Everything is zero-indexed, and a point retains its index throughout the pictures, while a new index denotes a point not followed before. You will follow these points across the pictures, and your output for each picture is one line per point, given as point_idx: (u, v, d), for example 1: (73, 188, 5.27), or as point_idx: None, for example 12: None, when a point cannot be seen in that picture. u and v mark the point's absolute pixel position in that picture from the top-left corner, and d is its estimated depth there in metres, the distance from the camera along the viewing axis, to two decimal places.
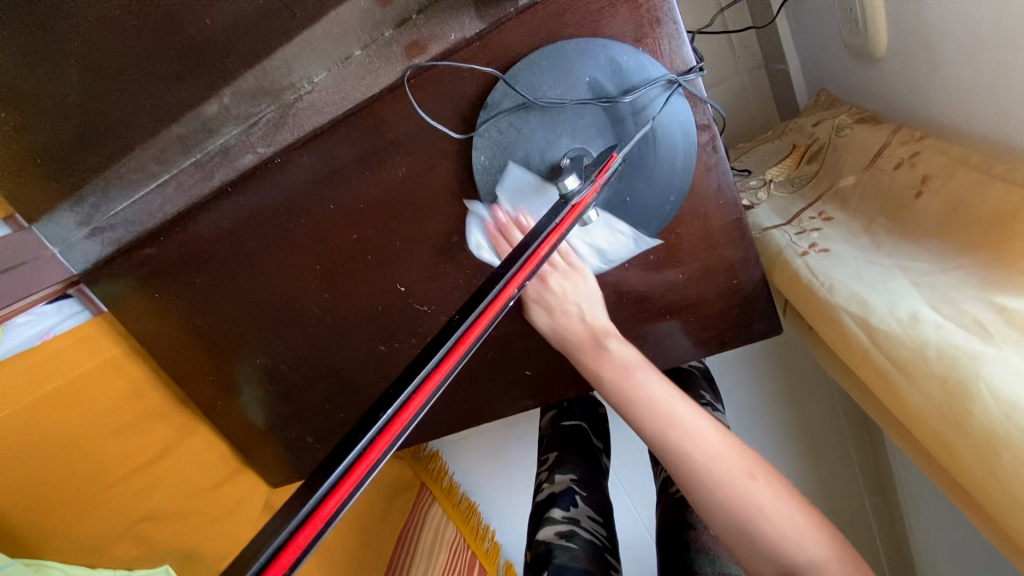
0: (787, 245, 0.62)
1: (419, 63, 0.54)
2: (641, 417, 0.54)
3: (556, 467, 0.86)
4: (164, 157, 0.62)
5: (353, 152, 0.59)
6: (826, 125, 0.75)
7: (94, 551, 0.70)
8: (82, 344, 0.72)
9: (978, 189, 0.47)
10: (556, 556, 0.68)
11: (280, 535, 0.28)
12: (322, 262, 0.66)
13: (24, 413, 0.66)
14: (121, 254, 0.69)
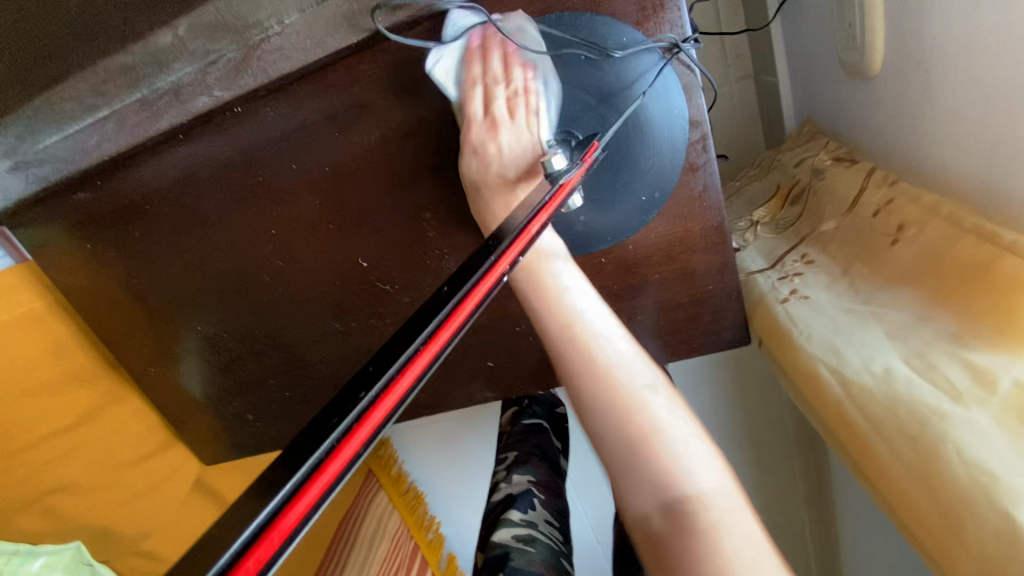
0: (770, 290, 0.65)
1: (404, 16, 0.50)
2: (548, 319, 0.47)
3: (515, 468, 0.84)
4: (103, 89, 0.55)
5: (323, 110, 0.54)
6: (807, 165, 0.77)
7: None
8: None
9: (951, 241, 0.50)
10: (513, 560, 0.65)
11: (224, 558, 0.22)
12: (278, 226, 0.61)
13: None
14: (49, 194, 0.62)
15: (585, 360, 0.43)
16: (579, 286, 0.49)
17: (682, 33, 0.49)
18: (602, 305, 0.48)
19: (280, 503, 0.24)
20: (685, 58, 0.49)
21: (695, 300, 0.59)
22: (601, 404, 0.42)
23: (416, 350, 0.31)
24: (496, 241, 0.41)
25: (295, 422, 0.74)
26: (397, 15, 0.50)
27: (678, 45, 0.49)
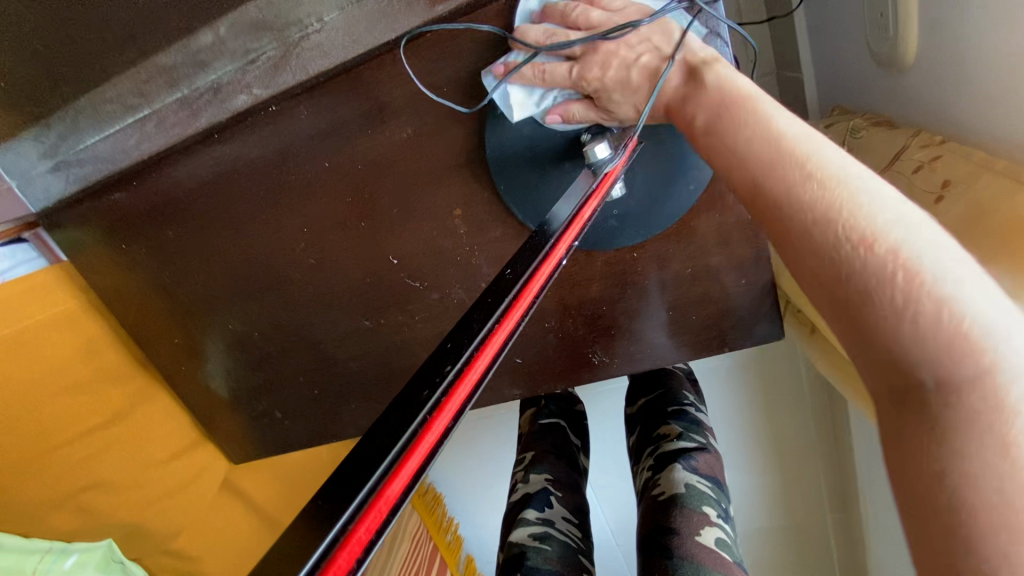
0: None
1: (441, 12, 0.49)
2: (733, 133, 0.41)
3: (531, 466, 0.83)
4: (146, 89, 0.56)
5: (355, 109, 0.55)
6: (839, 127, 0.73)
7: (30, 520, 0.65)
8: (32, 296, 0.67)
9: (1004, 196, 0.47)
10: (530, 559, 0.66)
11: (336, 527, 0.23)
12: (310, 224, 0.62)
13: None
14: (81, 194, 0.62)
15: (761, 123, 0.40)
16: (780, 118, 0.40)
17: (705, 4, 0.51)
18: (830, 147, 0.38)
19: (382, 474, 0.25)
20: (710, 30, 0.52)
21: (727, 293, 0.59)
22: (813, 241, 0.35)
23: (492, 328, 0.31)
24: (551, 224, 0.41)
25: (324, 420, 0.75)
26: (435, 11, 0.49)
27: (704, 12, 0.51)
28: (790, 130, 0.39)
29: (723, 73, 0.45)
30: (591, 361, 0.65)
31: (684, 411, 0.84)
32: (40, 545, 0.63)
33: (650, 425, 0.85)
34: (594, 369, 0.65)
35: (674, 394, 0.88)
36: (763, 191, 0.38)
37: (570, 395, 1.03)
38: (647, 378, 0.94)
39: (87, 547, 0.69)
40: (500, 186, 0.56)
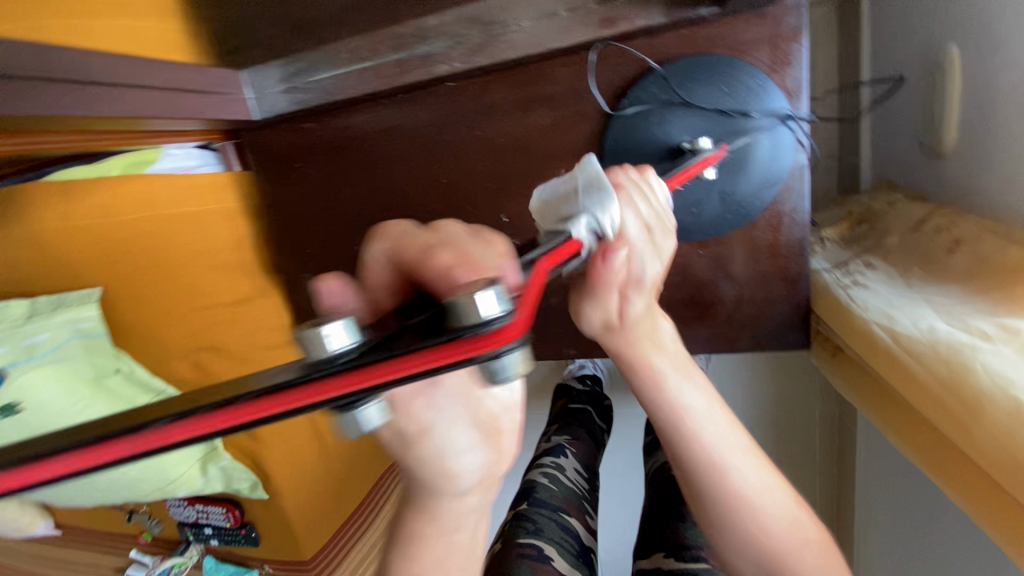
0: (832, 280, 0.73)
1: (606, 34, 0.63)
2: (685, 455, 0.53)
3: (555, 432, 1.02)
4: (374, 47, 0.70)
5: (514, 94, 0.71)
6: (881, 201, 0.85)
7: (158, 357, 0.85)
8: (204, 190, 0.87)
9: (999, 249, 0.58)
10: (539, 490, 0.84)
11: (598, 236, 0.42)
12: (447, 176, 0.79)
13: (150, 226, 0.81)
14: (281, 120, 0.82)
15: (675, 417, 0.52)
16: (713, 429, 0.53)
17: (799, 107, 0.64)
18: (743, 449, 0.53)
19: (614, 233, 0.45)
20: (797, 124, 0.65)
21: (771, 303, 0.72)
22: (751, 553, 0.51)
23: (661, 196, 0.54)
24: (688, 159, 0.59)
25: None
26: (601, 33, 0.62)
27: (796, 113, 0.64)
28: (725, 454, 0.52)
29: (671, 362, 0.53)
30: None
31: None
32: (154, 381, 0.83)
33: None
34: None
35: None
36: (709, 509, 0.52)
37: (598, 393, 1.18)
38: None
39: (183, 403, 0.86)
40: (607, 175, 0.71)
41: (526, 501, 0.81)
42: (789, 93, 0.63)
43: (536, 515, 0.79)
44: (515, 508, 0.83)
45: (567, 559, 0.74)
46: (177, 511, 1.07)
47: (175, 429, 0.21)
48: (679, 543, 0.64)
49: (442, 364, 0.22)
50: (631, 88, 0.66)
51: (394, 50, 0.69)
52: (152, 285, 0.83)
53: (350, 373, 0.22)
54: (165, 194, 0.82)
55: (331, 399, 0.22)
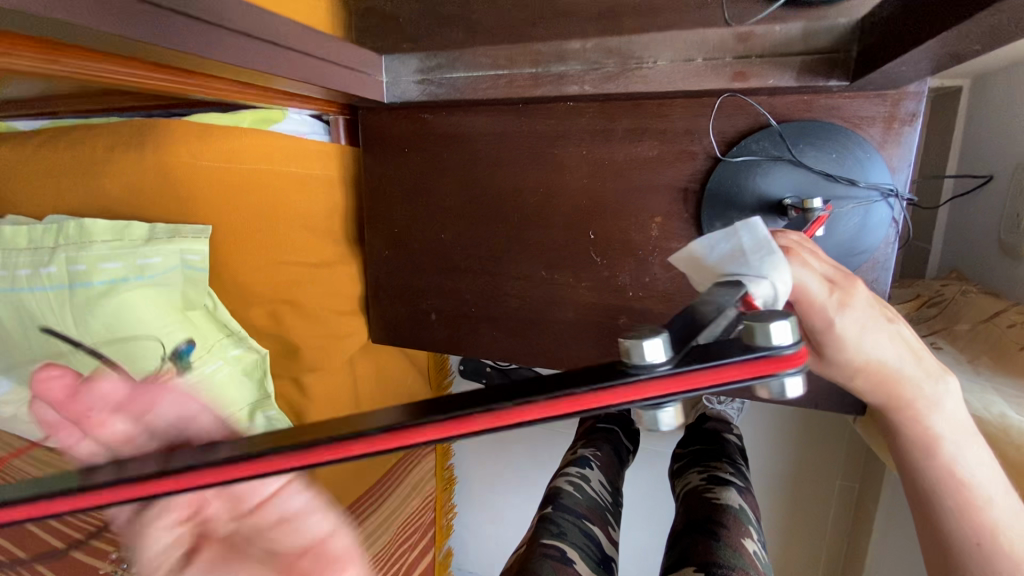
0: None
1: (737, 87, 0.67)
2: (906, 424, 0.53)
3: (582, 448, 1.08)
4: (511, 59, 0.76)
5: (629, 124, 0.76)
6: (953, 287, 0.87)
7: (240, 300, 0.90)
8: (315, 155, 0.93)
9: None
10: (564, 496, 0.90)
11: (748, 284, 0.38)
12: (546, 186, 0.84)
13: (260, 180, 0.86)
14: (401, 107, 0.87)
15: (926, 441, 0.52)
16: (944, 402, 0.52)
17: (900, 185, 0.68)
18: (967, 424, 0.53)
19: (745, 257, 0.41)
20: (896, 201, 0.68)
21: None
22: (959, 524, 0.51)
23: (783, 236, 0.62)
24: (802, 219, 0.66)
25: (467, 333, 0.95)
26: (733, 86, 0.67)
27: (897, 190, 0.67)
28: (946, 429, 0.52)
29: (903, 341, 0.52)
30: None
31: (733, 464, 0.91)
32: (228, 321, 0.87)
33: (703, 459, 0.95)
34: None
35: (727, 451, 0.97)
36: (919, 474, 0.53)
37: (625, 417, 1.24)
38: (701, 432, 1.06)
39: (251, 348, 0.90)
40: (703, 216, 0.74)
41: (550, 506, 0.88)
42: (894, 170, 0.67)
43: (560, 519, 0.85)
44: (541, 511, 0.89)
45: (588, 565, 0.80)
46: None
47: (533, 409, 0.29)
48: (711, 561, 0.60)
49: (743, 376, 0.28)
50: (745, 139, 0.70)
51: (531, 64, 0.75)
52: (249, 234, 0.88)
53: (671, 382, 0.29)
54: (283, 152, 0.88)
55: (643, 397, 0.29)
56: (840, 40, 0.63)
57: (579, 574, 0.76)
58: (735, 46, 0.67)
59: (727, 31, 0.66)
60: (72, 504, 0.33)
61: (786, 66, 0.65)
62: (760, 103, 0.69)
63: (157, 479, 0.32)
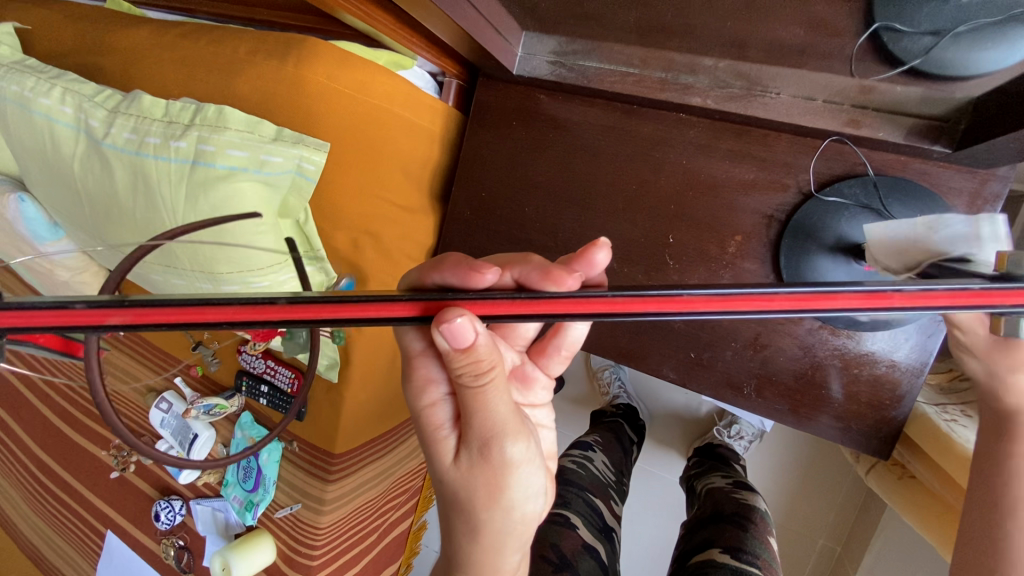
0: (934, 411, 0.80)
1: (847, 132, 0.73)
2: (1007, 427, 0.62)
3: (591, 432, 1.14)
4: (645, 61, 0.82)
5: (734, 145, 0.82)
6: None
7: (327, 220, 0.95)
8: (426, 108, 0.98)
9: None
10: (569, 471, 0.94)
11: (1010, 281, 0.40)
12: (640, 184, 0.89)
13: (377, 116, 0.92)
14: (521, 81, 0.93)
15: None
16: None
17: None
18: None
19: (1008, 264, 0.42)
20: None
21: (870, 405, 0.80)
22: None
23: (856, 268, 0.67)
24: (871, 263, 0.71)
25: None
26: (844, 129, 0.73)
27: None
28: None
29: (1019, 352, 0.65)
30: (741, 388, 0.86)
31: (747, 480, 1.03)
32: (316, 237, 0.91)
33: (710, 470, 1.02)
34: (738, 396, 0.87)
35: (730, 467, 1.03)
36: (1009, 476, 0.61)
37: (631, 411, 1.30)
38: (710, 449, 1.16)
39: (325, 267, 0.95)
40: (782, 244, 0.80)
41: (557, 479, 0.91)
42: None
43: (566, 490, 0.89)
44: None
45: (590, 531, 0.85)
46: (246, 359, 1.16)
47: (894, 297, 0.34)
48: (736, 545, 0.74)
49: None
50: (837, 183, 0.77)
51: (662, 69, 0.81)
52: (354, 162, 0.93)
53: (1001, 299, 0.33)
54: (402, 95, 0.93)
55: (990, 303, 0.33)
56: (951, 111, 0.69)
57: (582, 540, 0.81)
58: (854, 95, 0.73)
59: (849, 80, 0.73)
60: (491, 307, 0.36)
61: (897, 126, 0.71)
62: (863, 153, 0.76)
63: (553, 299, 0.35)
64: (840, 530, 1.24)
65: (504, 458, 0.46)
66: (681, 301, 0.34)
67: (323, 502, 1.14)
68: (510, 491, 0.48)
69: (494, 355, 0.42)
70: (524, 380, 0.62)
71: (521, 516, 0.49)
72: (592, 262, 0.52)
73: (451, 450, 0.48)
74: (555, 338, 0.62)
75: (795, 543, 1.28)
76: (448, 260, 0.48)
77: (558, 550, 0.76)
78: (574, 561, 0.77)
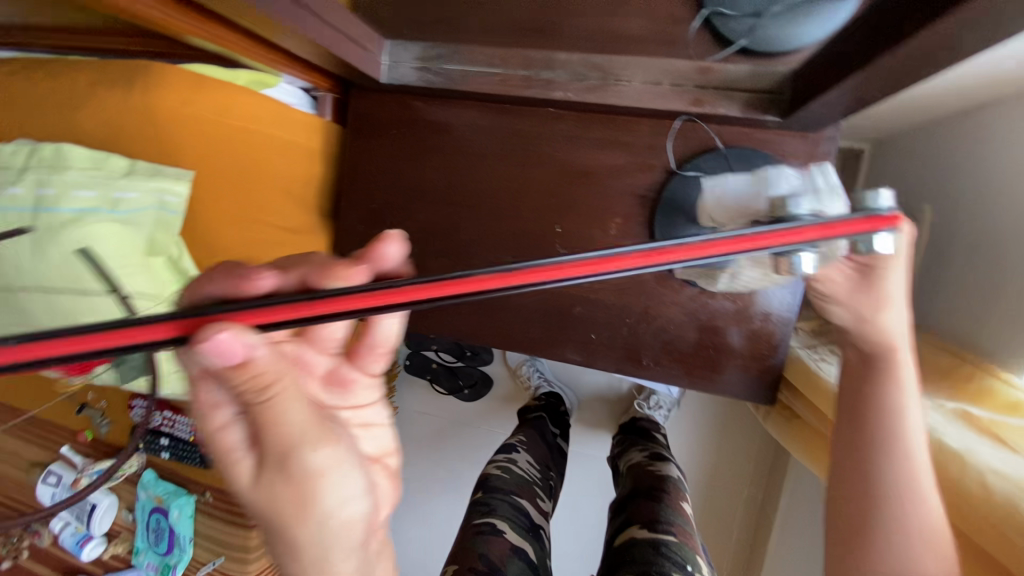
0: (806, 354, 0.89)
1: (694, 111, 0.79)
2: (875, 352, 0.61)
3: (519, 433, 1.16)
4: (506, 60, 0.84)
5: (601, 133, 0.87)
6: None
7: (204, 251, 0.90)
8: (300, 125, 0.95)
9: (933, 356, 0.77)
10: (493, 480, 0.95)
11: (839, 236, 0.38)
12: (521, 180, 0.92)
13: (243, 137, 0.88)
14: (393, 91, 0.93)
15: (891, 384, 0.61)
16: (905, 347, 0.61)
17: None
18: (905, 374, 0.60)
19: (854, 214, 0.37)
20: None
21: (752, 357, 0.87)
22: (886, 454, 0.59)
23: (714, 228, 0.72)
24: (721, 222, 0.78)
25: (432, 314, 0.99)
26: (690, 109, 0.79)
27: None
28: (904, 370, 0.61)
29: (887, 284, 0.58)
30: (641, 360, 0.91)
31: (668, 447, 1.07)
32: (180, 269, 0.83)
33: (630, 444, 1.07)
34: (639, 367, 0.91)
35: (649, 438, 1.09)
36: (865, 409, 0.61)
37: (555, 399, 1.33)
38: (631, 424, 1.21)
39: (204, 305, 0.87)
40: (656, 220, 0.85)
41: (481, 491, 0.92)
42: None
43: (491, 499, 0.89)
44: (473, 493, 0.93)
45: (517, 532, 0.85)
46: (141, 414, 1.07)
47: (722, 242, 0.33)
48: (653, 518, 0.77)
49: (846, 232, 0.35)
50: (693, 158, 0.83)
51: (522, 67, 0.84)
52: (226, 187, 0.89)
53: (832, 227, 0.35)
54: (268, 114, 0.89)
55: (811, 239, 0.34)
56: (778, 83, 0.76)
57: (510, 544, 0.81)
58: (696, 76, 0.79)
59: (690, 64, 0.79)
60: (265, 315, 0.32)
61: (732, 102, 0.78)
62: (712, 130, 0.82)
63: (339, 297, 0.32)
64: (759, 476, 1.33)
65: (303, 470, 0.41)
66: (480, 283, 0.32)
67: (248, 550, 1.07)
68: (319, 504, 0.43)
69: (273, 366, 0.39)
70: (342, 384, 0.56)
71: (341, 525, 0.44)
72: (384, 258, 0.48)
73: (248, 471, 0.43)
74: (365, 337, 0.56)
75: (722, 496, 1.36)
76: (208, 275, 0.42)
77: (487, 560, 0.76)
78: (503, 566, 0.77)
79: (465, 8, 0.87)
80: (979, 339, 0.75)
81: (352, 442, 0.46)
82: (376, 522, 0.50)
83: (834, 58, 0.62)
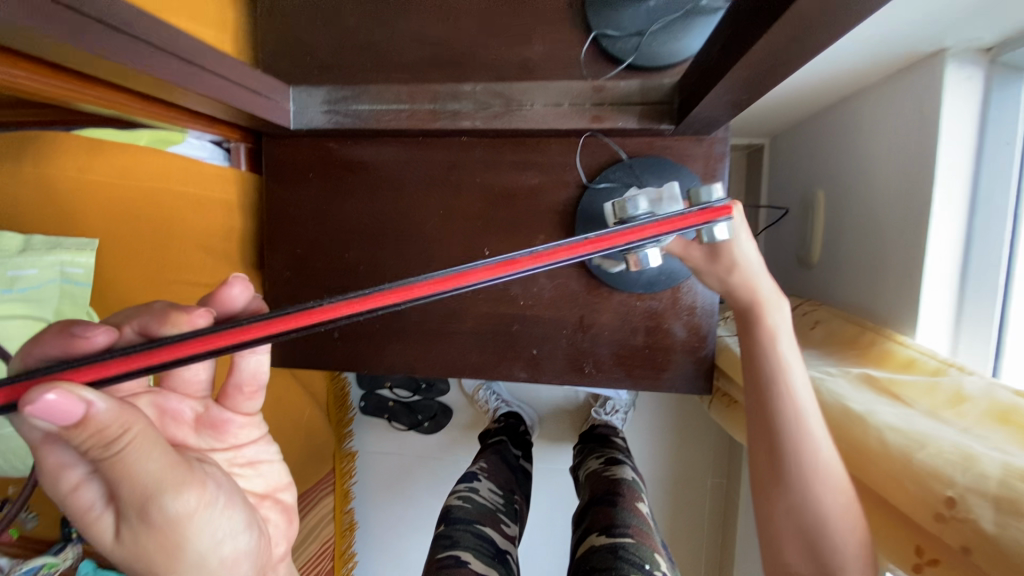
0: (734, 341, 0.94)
1: (596, 127, 0.83)
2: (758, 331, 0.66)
3: (481, 458, 1.15)
4: (413, 97, 0.86)
5: (515, 156, 0.90)
6: None
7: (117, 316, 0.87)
8: (213, 178, 0.93)
9: (840, 326, 0.84)
10: (453, 510, 0.93)
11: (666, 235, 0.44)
12: (445, 209, 0.93)
13: (151, 197, 0.85)
14: (306, 135, 0.93)
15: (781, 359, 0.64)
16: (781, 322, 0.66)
17: None
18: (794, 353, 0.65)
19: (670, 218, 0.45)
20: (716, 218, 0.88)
21: (685, 351, 0.91)
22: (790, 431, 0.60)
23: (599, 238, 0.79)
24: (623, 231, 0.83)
25: (372, 351, 0.98)
26: (592, 126, 0.83)
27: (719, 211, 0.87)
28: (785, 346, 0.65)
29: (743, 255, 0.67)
30: (583, 369, 0.93)
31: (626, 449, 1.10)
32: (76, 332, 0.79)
33: (589, 453, 1.08)
34: (582, 375, 0.93)
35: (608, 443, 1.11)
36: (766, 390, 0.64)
37: (514, 421, 1.33)
38: (590, 432, 1.23)
39: None
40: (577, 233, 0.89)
41: (443, 524, 0.90)
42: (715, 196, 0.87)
43: (452, 531, 0.88)
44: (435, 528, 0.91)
45: (483, 561, 0.84)
46: None
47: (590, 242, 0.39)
48: (610, 522, 0.79)
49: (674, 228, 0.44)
50: (603, 171, 0.87)
51: (429, 101, 0.86)
52: (137, 250, 0.86)
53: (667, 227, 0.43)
54: (177, 170, 0.86)
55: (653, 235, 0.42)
56: (666, 95, 0.82)
57: (475, 573, 0.80)
58: (592, 95, 0.83)
59: (584, 84, 0.83)
60: (101, 369, 0.31)
61: (630, 114, 0.83)
62: (615, 143, 0.87)
63: (218, 333, 0.32)
64: (719, 463, 1.38)
65: (170, 520, 0.38)
66: (329, 310, 0.33)
67: None
68: (193, 548, 0.40)
69: (118, 416, 0.33)
70: (214, 425, 0.53)
71: (220, 564, 0.42)
72: (228, 300, 0.47)
73: (109, 530, 0.39)
74: (228, 377, 0.53)
75: (688, 488, 1.40)
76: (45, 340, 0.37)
77: None
78: None
79: (365, 49, 0.89)
80: (879, 306, 0.82)
81: (225, 479, 0.43)
82: (267, 559, 0.48)
83: (706, 68, 0.68)
